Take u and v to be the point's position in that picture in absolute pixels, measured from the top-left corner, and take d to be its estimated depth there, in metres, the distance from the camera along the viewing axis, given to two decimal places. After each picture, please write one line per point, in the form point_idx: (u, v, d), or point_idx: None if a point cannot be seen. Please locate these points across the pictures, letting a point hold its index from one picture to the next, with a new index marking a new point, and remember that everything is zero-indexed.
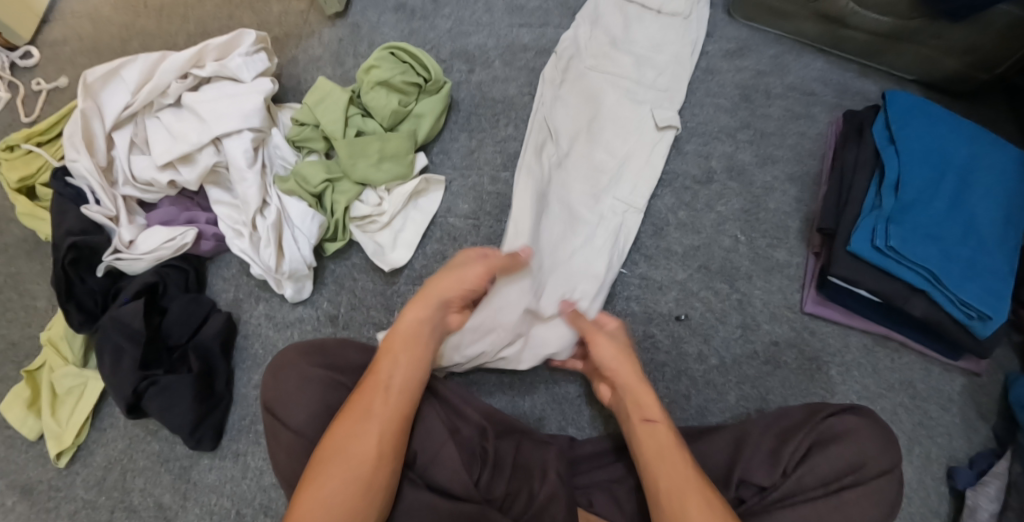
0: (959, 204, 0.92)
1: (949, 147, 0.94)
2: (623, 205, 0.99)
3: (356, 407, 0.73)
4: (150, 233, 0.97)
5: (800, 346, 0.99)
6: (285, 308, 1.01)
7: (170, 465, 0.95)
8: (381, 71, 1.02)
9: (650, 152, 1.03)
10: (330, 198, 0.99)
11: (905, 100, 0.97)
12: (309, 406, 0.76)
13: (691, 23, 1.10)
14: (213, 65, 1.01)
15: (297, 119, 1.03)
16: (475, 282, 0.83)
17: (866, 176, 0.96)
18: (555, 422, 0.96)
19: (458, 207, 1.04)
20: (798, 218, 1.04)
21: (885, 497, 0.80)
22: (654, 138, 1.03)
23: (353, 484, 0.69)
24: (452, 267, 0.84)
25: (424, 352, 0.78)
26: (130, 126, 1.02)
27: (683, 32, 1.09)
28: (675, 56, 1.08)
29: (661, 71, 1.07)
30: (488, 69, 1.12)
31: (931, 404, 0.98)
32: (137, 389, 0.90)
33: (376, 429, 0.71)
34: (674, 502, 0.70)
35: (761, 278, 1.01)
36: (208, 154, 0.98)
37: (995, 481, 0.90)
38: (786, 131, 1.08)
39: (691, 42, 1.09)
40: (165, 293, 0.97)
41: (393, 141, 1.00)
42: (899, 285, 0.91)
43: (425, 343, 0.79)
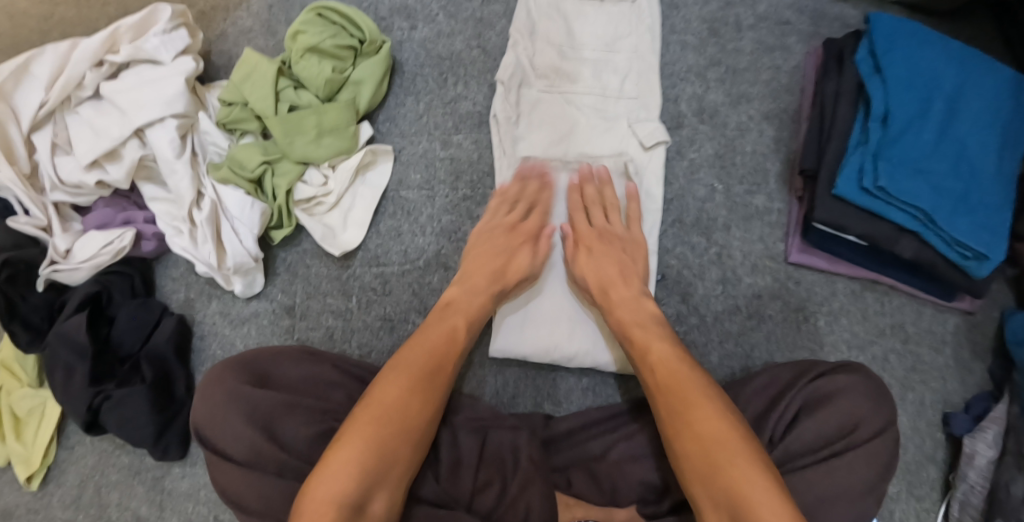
0: (948, 130, 0.84)
1: (938, 72, 0.85)
2: (632, 109, 0.95)
3: (366, 414, 0.72)
4: (86, 240, 0.92)
5: (785, 297, 0.93)
6: (238, 304, 0.95)
7: (143, 477, 0.93)
8: (309, 36, 0.93)
9: (645, 178, 0.93)
10: (271, 181, 0.92)
11: (891, 23, 0.87)
12: (229, 427, 0.73)
13: (642, 7, 0.98)
14: (127, 48, 0.93)
15: (223, 99, 0.94)
16: (507, 253, 0.88)
17: (849, 109, 0.88)
18: (530, 400, 0.92)
19: (409, 178, 0.97)
20: (777, 158, 0.96)
21: (879, 457, 0.75)
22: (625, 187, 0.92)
23: (367, 468, 0.68)
24: (500, 253, 0.88)
25: (421, 384, 0.76)
26: (50, 126, 0.94)
27: (636, 17, 0.98)
28: (634, 50, 0.97)
29: (625, 74, 0.96)
30: (432, 23, 1.02)
31: (923, 347, 0.93)
32: (92, 405, 0.87)
33: (393, 418, 0.72)
34: (680, 409, 0.72)
35: (740, 227, 0.94)
36: (132, 148, 0.92)
37: (993, 426, 0.87)
38: (759, 66, 0.99)
39: (648, 26, 0.98)
40: (111, 301, 0.92)
41: (332, 113, 0.92)
42: (888, 227, 0.84)
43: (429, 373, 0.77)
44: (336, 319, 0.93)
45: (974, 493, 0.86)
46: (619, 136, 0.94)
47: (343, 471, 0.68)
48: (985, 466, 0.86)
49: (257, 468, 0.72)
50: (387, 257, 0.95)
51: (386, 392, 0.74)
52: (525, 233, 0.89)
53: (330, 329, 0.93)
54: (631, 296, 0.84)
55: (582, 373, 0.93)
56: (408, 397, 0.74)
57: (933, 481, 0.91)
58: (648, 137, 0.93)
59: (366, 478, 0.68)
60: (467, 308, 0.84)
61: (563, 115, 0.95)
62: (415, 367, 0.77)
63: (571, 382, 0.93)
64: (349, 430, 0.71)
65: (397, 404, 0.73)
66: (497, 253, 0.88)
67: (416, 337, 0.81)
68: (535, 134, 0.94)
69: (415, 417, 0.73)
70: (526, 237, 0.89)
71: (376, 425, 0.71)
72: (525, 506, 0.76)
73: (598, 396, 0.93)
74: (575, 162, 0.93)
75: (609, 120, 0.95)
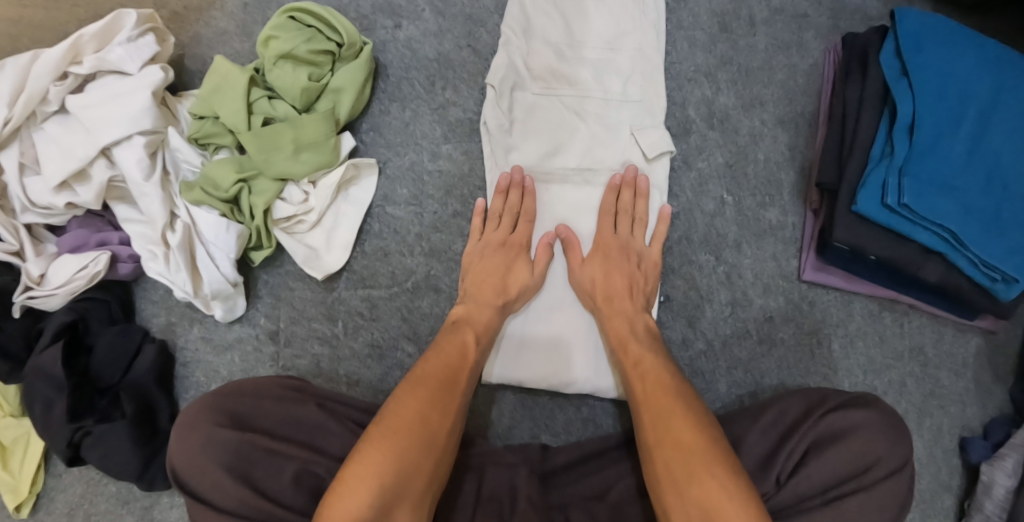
0: (982, 141, 0.75)
1: (972, 74, 0.77)
2: (634, 115, 0.88)
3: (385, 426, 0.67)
4: (59, 265, 0.88)
5: (798, 319, 0.86)
6: (221, 329, 0.91)
7: (131, 505, 0.91)
8: (281, 42, 0.86)
9: (649, 191, 0.87)
10: (248, 201, 0.87)
11: (919, 19, 0.79)
12: (212, 473, 0.68)
13: (646, 0, 0.90)
14: (91, 60, 0.88)
15: (194, 112, 0.88)
16: (501, 264, 0.83)
17: (873, 115, 0.80)
18: (526, 429, 0.88)
19: (395, 194, 0.92)
20: (793, 167, 0.89)
21: (895, 496, 0.70)
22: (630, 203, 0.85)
23: (388, 483, 0.63)
24: (492, 263, 0.83)
25: (439, 394, 0.72)
26: (16, 144, 0.89)
27: (639, 11, 0.89)
28: (637, 47, 0.89)
29: (627, 75, 0.89)
30: (418, 21, 0.94)
31: (945, 370, 0.87)
32: (72, 440, 0.83)
33: (411, 426, 0.67)
34: (660, 428, 0.68)
35: (751, 244, 0.87)
36: (101, 168, 0.86)
37: (1012, 453, 0.81)
38: (775, 64, 0.90)
39: (653, 21, 0.90)
40: (88, 330, 0.89)
41: (309, 126, 0.86)
42: (912, 248, 0.77)
43: (447, 384, 0.73)
44: (321, 346, 0.89)
45: None
46: (620, 144, 0.87)
47: (361, 489, 0.62)
48: (1003, 497, 0.81)
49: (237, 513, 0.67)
50: (373, 279, 0.90)
51: (402, 406, 0.69)
52: (519, 242, 0.84)
53: (314, 357, 0.89)
54: (633, 310, 0.80)
55: (581, 401, 0.88)
56: (426, 409, 0.69)
57: (949, 510, 0.86)
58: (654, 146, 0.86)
59: (386, 493, 0.63)
60: (476, 321, 0.80)
61: (559, 122, 0.88)
62: (434, 379, 0.72)
63: (571, 412, 0.88)
64: (366, 443, 0.66)
65: (415, 414, 0.68)
66: (493, 264, 0.83)
67: (434, 349, 0.76)
68: (529, 144, 0.88)
69: (436, 429, 0.69)
70: (519, 247, 0.84)
71: (394, 437, 0.66)
72: None
73: (598, 428, 0.88)
74: (574, 174, 0.87)
75: (610, 127, 0.88)
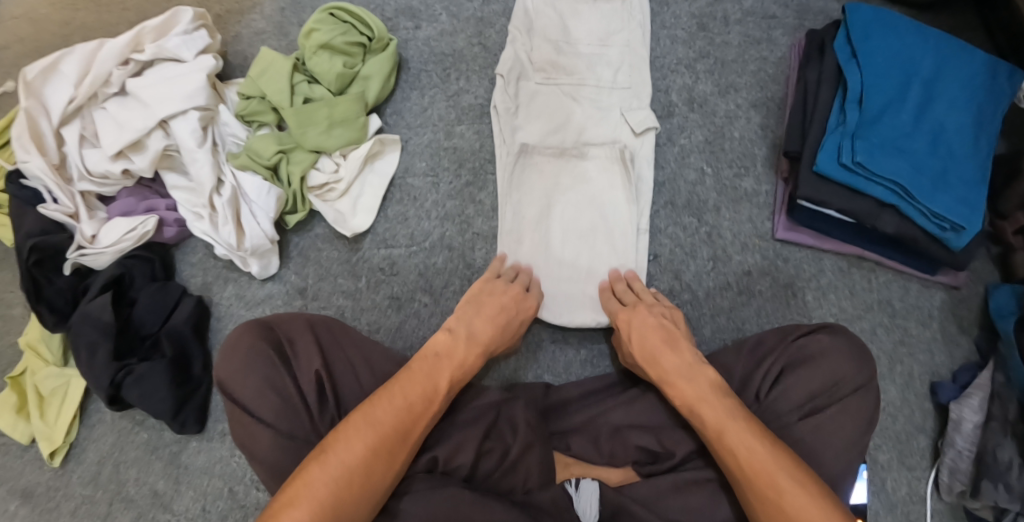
0: (924, 111, 0.88)
1: (912, 57, 0.91)
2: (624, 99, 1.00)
3: (320, 466, 0.67)
4: (111, 226, 0.97)
5: (774, 274, 0.97)
6: (254, 286, 1.00)
7: (161, 452, 0.97)
8: (321, 33, 0.99)
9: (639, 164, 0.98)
10: (286, 170, 0.98)
11: (866, 14, 0.93)
12: (250, 385, 0.77)
13: (633, 6, 1.03)
14: (151, 47, 1.00)
15: (241, 93, 1.00)
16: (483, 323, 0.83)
17: (830, 93, 0.93)
18: (532, 370, 0.97)
19: (415, 166, 1.03)
20: (764, 144, 1.01)
21: (861, 412, 0.78)
22: (623, 172, 0.96)
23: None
24: (478, 314, 0.84)
25: (392, 438, 0.71)
26: (78, 120, 1.00)
27: (627, 15, 1.03)
28: (626, 44, 1.02)
29: (617, 66, 1.01)
30: (435, 23, 1.08)
31: (910, 321, 0.97)
32: (114, 381, 0.91)
33: (347, 469, 0.68)
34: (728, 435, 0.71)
35: (729, 208, 0.99)
36: (157, 138, 0.97)
37: (978, 393, 0.90)
38: (746, 58, 1.04)
39: (639, 23, 1.03)
40: (132, 284, 0.98)
41: (342, 105, 0.97)
42: (869, 203, 0.89)
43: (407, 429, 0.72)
44: (346, 299, 0.98)
45: (963, 459, 0.89)
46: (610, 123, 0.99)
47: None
48: (972, 432, 0.89)
49: (276, 427, 0.76)
50: (394, 240, 1.00)
51: (342, 450, 0.68)
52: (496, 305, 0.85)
53: (339, 309, 0.98)
54: (685, 364, 0.78)
55: (580, 345, 0.97)
56: (372, 456, 0.69)
57: (923, 450, 0.94)
58: (641, 121, 0.98)
59: None
60: (456, 364, 0.78)
61: (561, 104, 1.00)
62: (395, 416, 0.72)
63: (570, 354, 0.97)
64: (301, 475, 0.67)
65: (357, 459, 0.68)
66: (484, 322, 0.83)
67: (404, 387, 0.74)
68: (533, 123, 0.99)
69: (376, 479, 0.69)
70: (500, 305, 0.86)
71: (331, 476, 0.67)
72: (525, 471, 0.80)
73: (595, 368, 0.97)
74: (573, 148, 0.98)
75: (603, 109, 1.00)
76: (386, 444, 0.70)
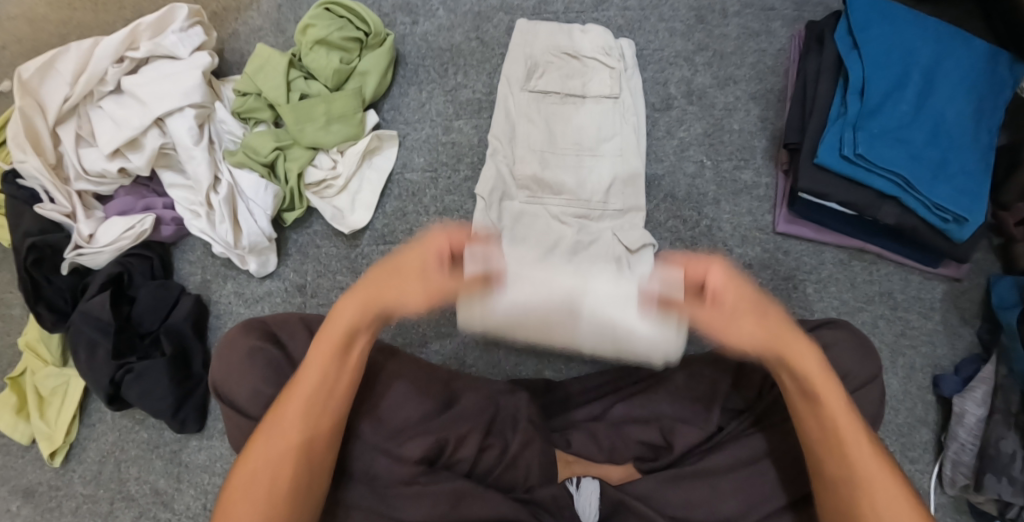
0: (925, 101, 0.88)
1: (913, 46, 0.90)
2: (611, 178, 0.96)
3: (238, 496, 0.67)
4: (108, 225, 0.97)
5: (774, 266, 0.97)
6: (253, 283, 1.00)
7: (161, 450, 0.97)
8: (317, 30, 0.99)
9: None
10: (283, 166, 0.97)
11: (866, 3, 0.92)
12: (248, 385, 0.77)
13: (625, 102, 0.98)
14: (147, 45, 0.99)
15: (238, 90, 0.99)
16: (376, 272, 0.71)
17: (830, 84, 0.92)
18: (531, 367, 0.97)
19: (413, 162, 1.02)
20: (763, 136, 1.00)
21: (865, 407, 0.79)
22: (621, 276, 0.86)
23: None
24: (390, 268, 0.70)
25: (294, 452, 0.68)
26: (74, 120, 1.00)
27: (622, 116, 0.98)
28: (621, 143, 0.97)
29: (608, 177, 0.96)
30: (432, 18, 1.08)
31: (912, 313, 0.96)
32: (114, 379, 0.91)
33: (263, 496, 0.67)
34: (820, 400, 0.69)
35: (729, 201, 0.98)
36: (153, 137, 0.97)
37: (982, 386, 0.89)
38: (744, 50, 1.03)
39: (635, 123, 0.98)
40: (131, 282, 0.97)
41: (340, 101, 0.97)
42: (870, 194, 0.88)
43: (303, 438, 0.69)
44: (345, 296, 0.98)
45: (965, 452, 0.89)
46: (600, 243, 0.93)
47: None
48: (975, 425, 0.88)
49: None
50: (393, 236, 1.00)
51: (254, 475, 0.68)
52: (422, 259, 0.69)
53: (338, 306, 0.98)
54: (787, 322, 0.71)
55: None
56: (284, 474, 0.68)
57: (926, 443, 0.93)
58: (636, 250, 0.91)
59: None
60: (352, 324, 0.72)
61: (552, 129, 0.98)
62: (293, 433, 0.69)
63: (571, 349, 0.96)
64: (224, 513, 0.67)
65: (274, 485, 0.67)
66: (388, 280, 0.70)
67: (275, 417, 0.70)
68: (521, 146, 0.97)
69: (294, 498, 0.67)
70: (410, 265, 0.69)
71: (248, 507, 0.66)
72: (525, 465, 0.80)
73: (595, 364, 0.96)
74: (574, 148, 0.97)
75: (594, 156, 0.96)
76: (292, 461, 0.68)
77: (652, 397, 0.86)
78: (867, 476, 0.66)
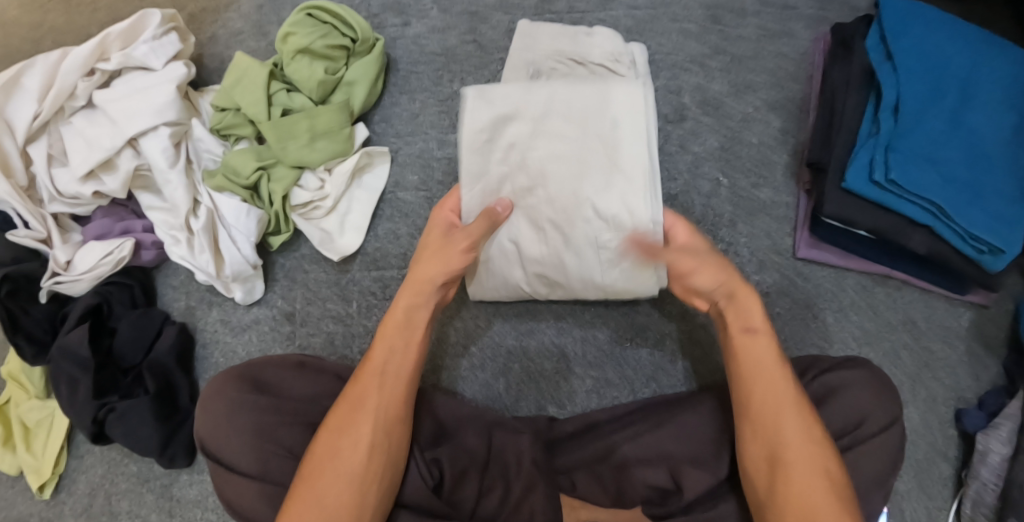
0: (964, 118, 0.80)
1: (951, 57, 0.82)
2: None
3: None
4: (86, 252, 0.92)
5: (793, 294, 0.91)
6: (239, 311, 0.95)
7: (152, 484, 0.94)
8: (299, 38, 0.91)
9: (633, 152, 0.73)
10: (267, 188, 0.91)
11: (902, 9, 0.84)
12: (236, 437, 0.73)
13: None
14: (117, 57, 0.92)
15: (216, 104, 0.93)
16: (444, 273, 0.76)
17: (859, 97, 0.85)
18: (533, 403, 0.91)
19: (406, 180, 0.96)
20: (783, 150, 0.94)
21: (887, 453, 0.73)
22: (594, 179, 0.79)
23: None
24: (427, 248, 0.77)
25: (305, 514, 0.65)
26: (44, 138, 0.93)
27: None
28: None
29: None
30: (424, 19, 1.00)
31: (935, 341, 0.91)
32: (97, 417, 0.88)
33: None
34: (760, 386, 0.69)
35: (745, 223, 0.92)
36: (127, 158, 0.90)
37: (1006, 423, 0.84)
38: (763, 54, 0.96)
39: None
40: (111, 313, 0.92)
41: (324, 116, 0.90)
42: (899, 220, 0.81)
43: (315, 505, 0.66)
44: (336, 324, 0.93)
45: (989, 492, 0.83)
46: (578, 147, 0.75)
47: None
48: (999, 464, 0.83)
49: (265, 480, 0.72)
50: (386, 260, 0.94)
51: None
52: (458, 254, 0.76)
53: (330, 335, 0.93)
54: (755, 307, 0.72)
55: (586, 374, 0.92)
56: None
57: (946, 478, 0.89)
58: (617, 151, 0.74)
59: None
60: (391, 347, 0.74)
61: None
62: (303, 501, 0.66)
63: (576, 384, 0.92)
64: None
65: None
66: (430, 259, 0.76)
67: (334, 437, 0.70)
68: None
69: None
70: (439, 234, 0.77)
71: None
72: (529, 511, 0.75)
73: (602, 399, 0.92)
74: None
75: None
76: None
77: (659, 436, 0.80)
78: (797, 460, 0.65)
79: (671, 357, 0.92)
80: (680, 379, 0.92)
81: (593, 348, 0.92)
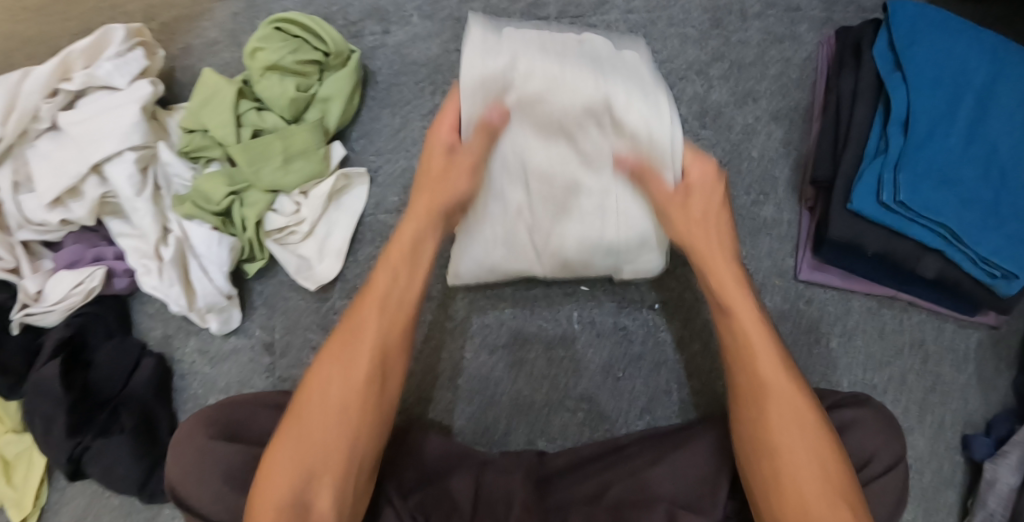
0: (978, 132, 0.73)
1: (965, 65, 0.75)
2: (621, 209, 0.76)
3: None
4: (55, 281, 0.87)
5: (796, 317, 0.85)
6: (216, 340, 0.92)
7: (135, 517, 0.93)
8: (267, 54, 0.86)
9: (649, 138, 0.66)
10: (239, 213, 0.87)
11: (912, 12, 0.77)
12: (208, 484, 0.69)
13: None
14: (81, 75, 0.87)
15: (183, 126, 0.88)
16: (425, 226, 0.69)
17: (867, 109, 0.78)
18: (523, 435, 0.87)
19: (387, 201, 0.91)
20: (787, 164, 0.88)
21: (895, 493, 0.68)
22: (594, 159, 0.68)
23: None
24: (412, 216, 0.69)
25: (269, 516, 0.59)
26: (9, 162, 0.88)
27: None
28: None
29: None
30: (406, 26, 0.94)
31: (946, 367, 0.86)
32: (72, 455, 0.85)
33: None
34: (753, 381, 0.64)
35: (747, 242, 0.86)
36: (93, 185, 0.86)
37: (1015, 450, 0.79)
38: (767, 59, 0.89)
39: None
40: (87, 344, 0.89)
41: (298, 136, 0.85)
42: (910, 245, 0.75)
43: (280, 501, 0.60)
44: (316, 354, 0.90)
45: None
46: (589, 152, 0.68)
47: None
48: (1007, 494, 0.78)
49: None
50: None
51: None
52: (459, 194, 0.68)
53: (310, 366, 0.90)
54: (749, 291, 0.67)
55: (577, 406, 0.88)
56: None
57: (952, 507, 0.84)
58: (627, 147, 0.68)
59: None
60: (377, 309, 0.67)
61: None
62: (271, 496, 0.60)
63: (567, 417, 0.88)
64: None
65: None
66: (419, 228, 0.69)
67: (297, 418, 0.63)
68: None
69: None
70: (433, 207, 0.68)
71: None
72: None
73: (594, 431, 0.88)
74: None
75: None
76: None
77: (657, 472, 0.75)
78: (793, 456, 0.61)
79: (666, 387, 0.88)
80: (675, 410, 0.88)
81: (585, 377, 0.88)
